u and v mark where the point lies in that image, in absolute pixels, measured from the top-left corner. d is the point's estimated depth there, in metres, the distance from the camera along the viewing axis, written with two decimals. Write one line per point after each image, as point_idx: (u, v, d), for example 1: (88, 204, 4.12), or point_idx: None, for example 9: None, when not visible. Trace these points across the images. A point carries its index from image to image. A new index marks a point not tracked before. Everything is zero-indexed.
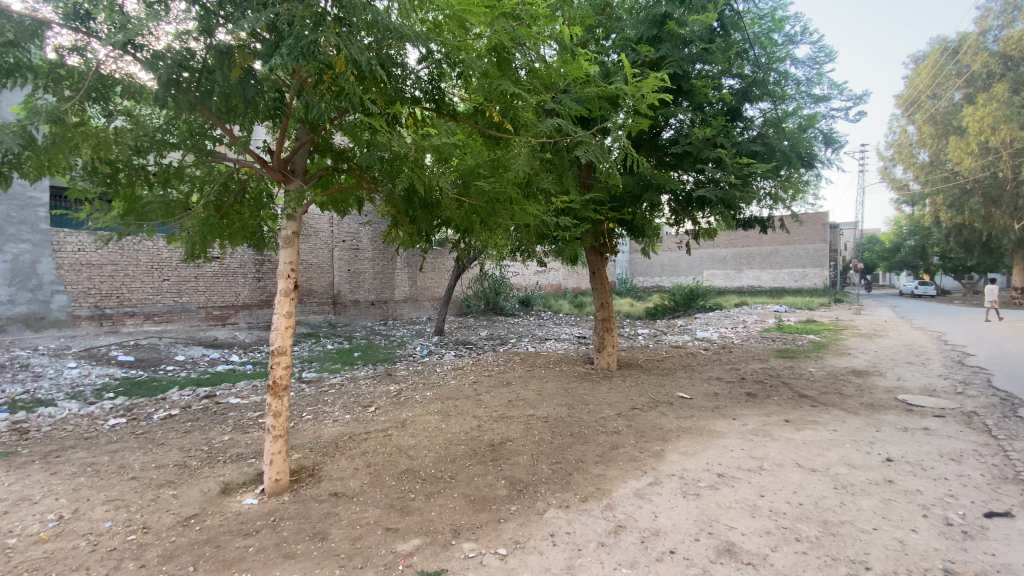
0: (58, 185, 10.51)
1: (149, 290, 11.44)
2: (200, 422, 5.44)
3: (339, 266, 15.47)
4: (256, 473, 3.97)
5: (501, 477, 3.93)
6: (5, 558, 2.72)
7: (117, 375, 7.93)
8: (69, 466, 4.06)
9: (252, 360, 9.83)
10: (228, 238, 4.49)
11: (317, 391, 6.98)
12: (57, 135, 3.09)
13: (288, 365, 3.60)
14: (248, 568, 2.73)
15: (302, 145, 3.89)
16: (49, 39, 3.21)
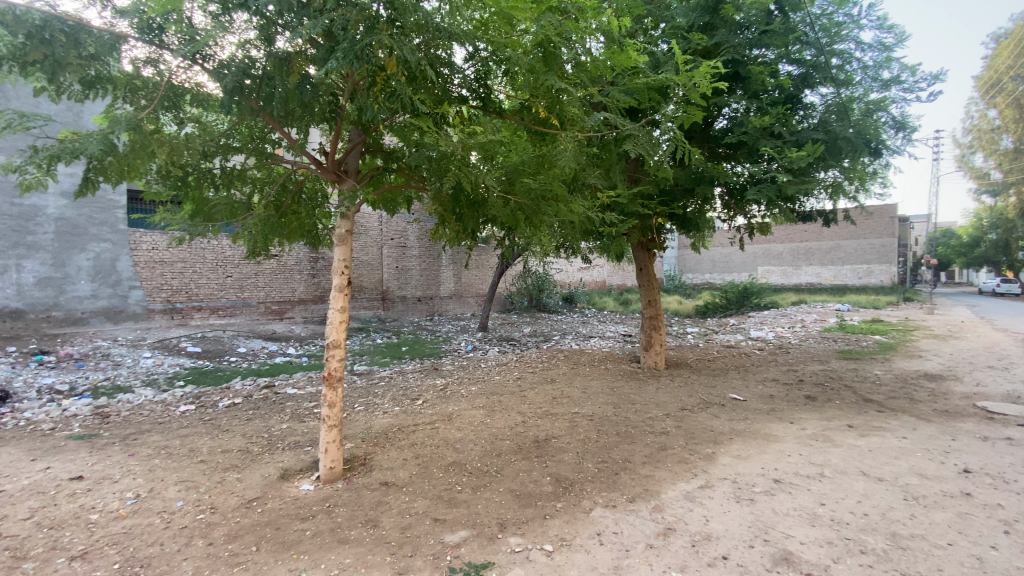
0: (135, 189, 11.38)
1: (214, 286, 12.16)
2: (260, 411, 5.76)
3: (388, 263, 15.94)
4: (311, 460, 4.16)
5: (547, 474, 3.92)
6: (91, 531, 2.97)
7: (186, 364, 8.52)
8: (146, 449, 4.40)
9: (307, 353, 10.28)
10: (287, 236, 4.70)
11: (368, 384, 7.23)
12: (136, 142, 3.25)
13: (342, 358, 3.73)
14: (305, 551, 2.86)
15: (355, 146, 4.03)
16: (123, 52, 3.47)
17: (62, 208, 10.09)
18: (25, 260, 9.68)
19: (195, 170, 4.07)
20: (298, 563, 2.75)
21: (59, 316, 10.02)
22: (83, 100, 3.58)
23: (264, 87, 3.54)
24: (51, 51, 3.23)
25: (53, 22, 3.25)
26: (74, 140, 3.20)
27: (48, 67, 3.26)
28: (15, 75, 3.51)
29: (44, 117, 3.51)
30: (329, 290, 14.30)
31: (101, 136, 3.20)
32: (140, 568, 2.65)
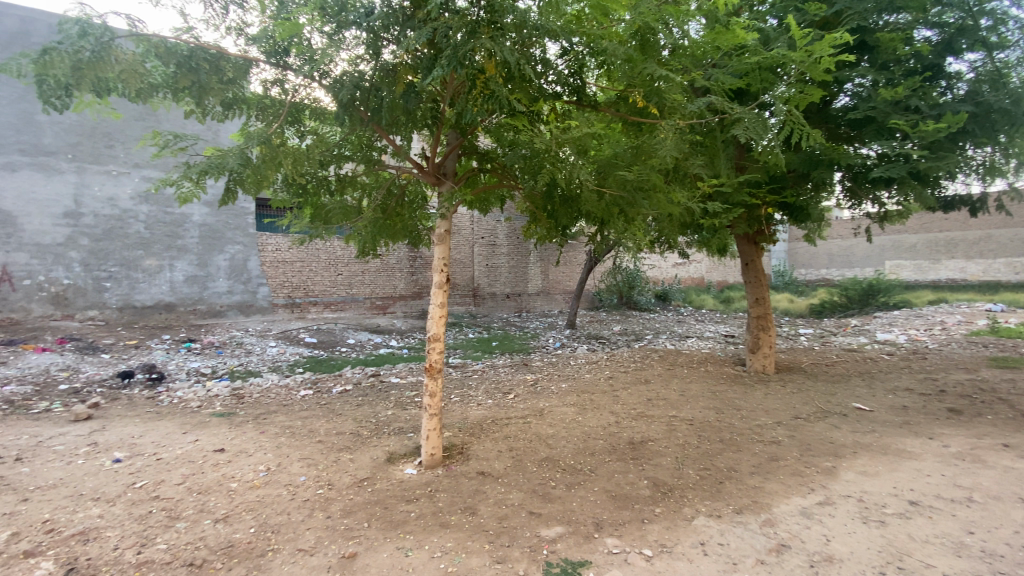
0: (264, 197, 12.81)
1: (327, 283, 13.31)
2: (368, 397, 6.24)
3: (478, 261, 16.45)
4: (414, 447, 4.41)
5: (643, 477, 3.80)
6: (232, 496, 3.39)
7: (304, 353, 9.47)
8: (274, 427, 4.95)
9: (407, 345, 10.94)
10: (391, 237, 5.01)
11: (463, 376, 7.53)
12: (267, 156, 3.66)
13: (441, 351, 3.90)
14: (411, 531, 3.03)
15: (453, 148, 4.18)
16: (253, 73, 3.90)
17: (204, 215, 11.64)
18: (176, 260, 11.34)
19: (313, 178, 4.46)
20: (405, 541, 2.92)
21: (204, 308, 11.61)
22: (223, 120, 4.06)
23: (373, 97, 3.80)
24: (198, 78, 3.72)
25: (198, 52, 3.72)
26: (217, 156, 3.64)
27: (195, 92, 3.75)
28: (170, 101, 4.07)
29: (192, 136, 4.03)
30: (425, 287, 15.05)
31: (238, 150, 3.57)
32: (271, 533, 2.98)
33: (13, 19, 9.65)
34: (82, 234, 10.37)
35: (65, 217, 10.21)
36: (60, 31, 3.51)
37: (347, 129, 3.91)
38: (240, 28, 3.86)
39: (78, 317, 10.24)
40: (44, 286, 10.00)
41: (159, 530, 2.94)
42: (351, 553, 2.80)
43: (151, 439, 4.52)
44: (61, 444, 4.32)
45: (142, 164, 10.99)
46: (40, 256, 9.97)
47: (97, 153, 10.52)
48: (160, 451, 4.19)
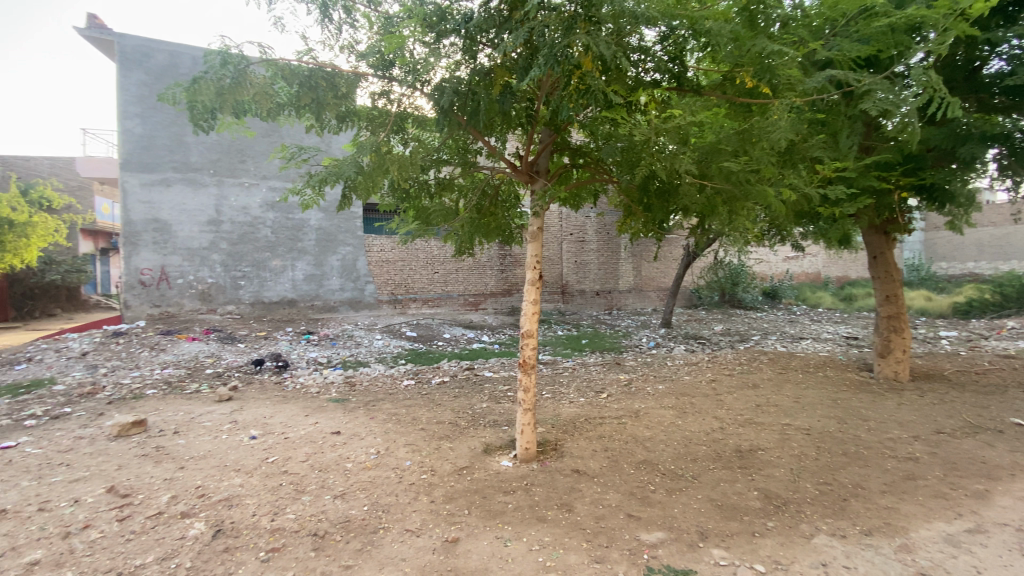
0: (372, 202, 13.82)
1: (425, 281, 14.02)
2: (464, 390, 6.49)
3: (568, 257, 16.33)
4: (509, 440, 4.51)
5: (753, 488, 3.54)
6: (347, 476, 3.70)
7: (406, 346, 10.08)
8: (381, 414, 5.33)
9: (498, 341, 11.21)
10: (486, 236, 5.15)
11: (554, 373, 7.55)
12: (375, 163, 3.93)
13: (535, 347, 3.94)
14: (509, 522, 3.10)
15: (547, 145, 4.19)
16: (361, 87, 4.19)
17: (319, 219, 12.81)
18: (297, 261, 12.62)
19: (417, 183, 4.69)
20: (504, 532, 3.00)
21: (319, 304, 12.83)
22: (337, 132, 4.41)
23: (470, 102, 3.89)
24: (316, 95, 4.09)
25: (317, 72, 4.11)
26: (335, 166, 4.00)
27: (314, 107, 4.12)
28: (293, 118, 4.50)
29: (313, 148, 4.45)
30: (515, 284, 15.29)
31: (353, 159, 3.94)
32: (381, 512, 3.20)
33: (165, 54, 11.32)
34: (222, 239, 11.92)
35: (209, 224, 11.81)
36: (205, 61, 4.00)
37: (446, 133, 4.06)
38: (351, 45, 4.15)
39: (219, 311, 11.81)
40: (193, 284, 11.66)
41: (288, 501, 3.28)
42: (453, 538, 2.91)
43: (279, 419, 5.08)
44: (209, 421, 5.01)
45: (269, 175, 12.35)
46: (190, 258, 11.63)
47: (233, 167, 12.01)
48: (286, 430, 4.69)
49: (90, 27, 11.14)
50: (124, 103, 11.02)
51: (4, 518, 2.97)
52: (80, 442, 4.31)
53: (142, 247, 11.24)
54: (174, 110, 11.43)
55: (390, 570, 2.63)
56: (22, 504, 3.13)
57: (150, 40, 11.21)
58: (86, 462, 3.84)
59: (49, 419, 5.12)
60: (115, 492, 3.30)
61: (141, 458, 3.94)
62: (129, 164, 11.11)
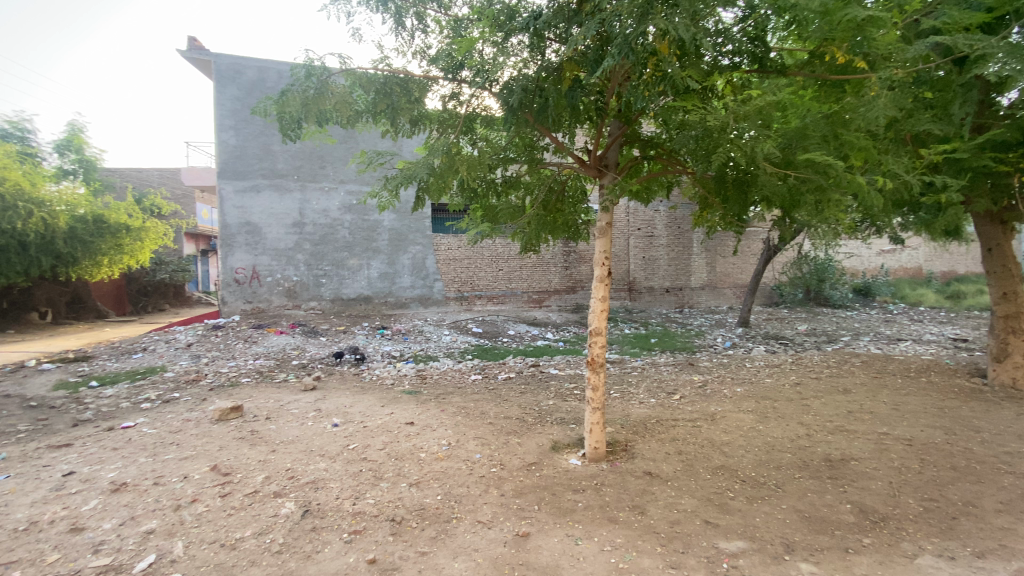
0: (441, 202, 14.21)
1: (491, 278, 14.23)
2: (531, 386, 6.53)
3: (636, 253, 15.88)
4: (577, 438, 4.47)
5: (845, 500, 3.27)
6: (421, 465, 3.84)
7: (472, 342, 10.30)
8: (451, 407, 5.48)
9: (563, 338, 11.16)
10: (553, 233, 5.13)
11: (623, 372, 7.40)
12: (447, 163, 4.01)
13: (603, 345, 3.87)
14: (579, 520, 3.08)
15: (617, 138, 4.09)
16: (432, 90, 4.32)
17: (391, 220, 13.38)
18: (371, 260, 13.26)
19: (485, 182, 4.71)
20: (574, 530, 2.98)
21: (391, 301, 13.42)
22: (409, 136, 4.55)
23: (538, 98, 3.87)
24: (391, 101, 4.26)
25: (391, 79, 4.28)
26: (408, 169, 4.13)
27: (389, 113, 4.29)
28: (370, 124, 4.71)
29: (388, 152, 4.63)
30: (580, 281, 15.14)
31: (425, 161, 4.04)
32: (454, 502, 3.29)
33: (254, 69, 12.30)
34: (304, 240, 12.77)
35: (293, 226, 12.70)
36: (292, 75, 4.28)
37: (514, 131, 4.07)
38: (422, 50, 4.27)
39: (303, 307, 12.68)
40: (280, 282, 12.59)
41: (367, 486, 3.46)
42: (524, 532, 2.93)
43: (358, 409, 5.37)
44: (296, 408, 5.39)
45: (346, 179, 13.06)
46: (277, 258, 12.57)
47: (314, 173, 12.82)
48: (364, 419, 4.95)
49: (191, 49, 12.32)
50: (220, 116, 12.11)
51: (129, 488, 3.35)
52: (188, 424, 4.79)
53: (237, 248, 12.29)
54: (262, 121, 12.40)
55: (464, 559, 2.69)
56: (142, 477, 3.53)
57: (241, 58, 12.23)
58: (193, 442, 4.27)
59: (163, 402, 5.75)
60: (218, 471, 3.63)
61: (239, 440, 4.32)
62: (225, 173, 12.19)
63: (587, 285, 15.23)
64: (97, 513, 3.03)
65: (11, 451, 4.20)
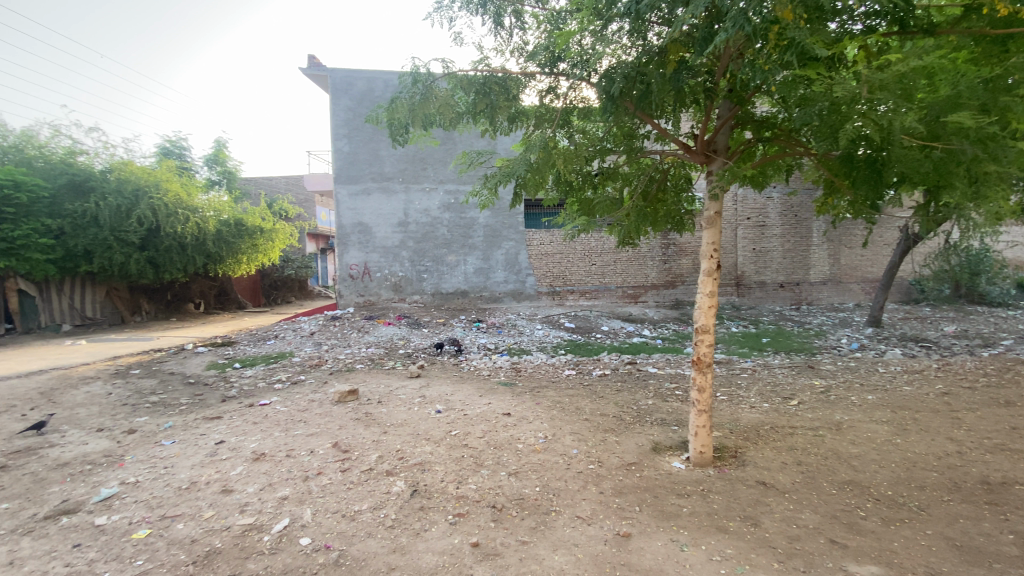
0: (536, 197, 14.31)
1: (584, 273, 14.05)
2: (628, 384, 6.34)
3: (744, 245, 14.71)
4: (680, 440, 4.27)
5: (1011, 532, 2.76)
6: (519, 456, 3.90)
7: (565, 337, 10.26)
8: (546, 401, 5.49)
9: (661, 336, 10.71)
10: (655, 225, 4.92)
11: (730, 373, 6.92)
12: (545, 157, 3.96)
13: (711, 344, 3.64)
14: (684, 526, 2.93)
15: (727, 120, 3.81)
16: (529, 86, 4.35)
17: (487, 217, 13.75)
18: (468, 255, 13.75)
19: (580, 175, 4.56)
20: (679, 535, 2.84)
21: (486, 295, 13.81)
22: (506, 133, 4.61)
23: (639, 84, 3.70)
24: (490, 100, 4.30)
25: (490, 78, 4.32)
26: (507, 166, 4.12)
27: (488, 112, 4.34)
28: (470, 125, 4.80)
29: (489, 151, 4.70)
30: (679, 275, 14.43)
31: (523, 157, 3.95)
32: (553, 495, 3.30)
33: (364, 81, 13.31)
34: (408, 238, 13.58)
35: (398, 225, 13.56)
36: (400, 83, 4.49)
37: (612, 121, 3.95)
38: (519, 47, 4.27)
39: (407, 300, 13.51)
40: (387, 277, 13.52)
41: (469, 472, 3.58)
42: (625, 532, 2.85)
43: (457, 398, 5.61)
44: (403, 394, 5.75)
45: (445, 179, 13.65)
46: (384, 255, 13.50)
47: (417, 175, 13.57)
48: (464, 408, 5.15)
49: (311, 66, 13.61)
50: (335, 126, 13.26)
51: (266, 458, 3.80)
52: (312, 404, 5.32)
53: (350, 247, 13.39)
54: (371, 128, 13.38)
55: (564, 553, 2.68)
56: (276, 449, 3.98)
57: (353, 71, 13.27)
58: (316, 420, 4.73)
59: (291, 384, 6.45)
60: (337, 448, 4.00)
61: (354, 421, 4.72)
62: (340, 178, 13.35)
63: (687, 280, 14.46)
64: (242, 478, 3.47)
65: (176, 420, 4.97)
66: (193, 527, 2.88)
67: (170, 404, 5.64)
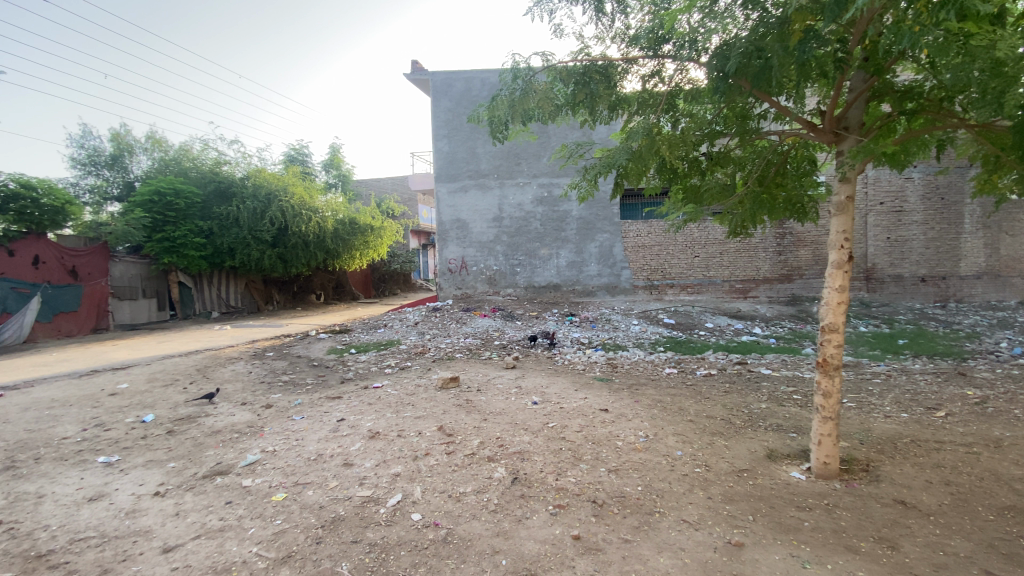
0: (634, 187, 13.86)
1: (684, 266, 13.34)
2: (737, 385, 5.93)
3: (875, 234, 13.01)
4: (800, 449, 3.90)
5: None
6: (619, 453, 3.81)
7: (664, 333, 9.84)
8: (646, 399, 5.31)
9: (774, 334, 9.87)
10: (772, 212, 4.52)
11: (859, 378, 6.19)
12: (648, 145, 3.77)
13: (839, 345, 3.28)
14: (806, 542, 2.67)
15: (862, 93, 3.42)
16: (631, 72, 4.20)
17: (580, 210, 13.59)
18: (561, 249, 13.71)
19: (687, 160, 4.29)
20: (800, 551, 2.59)
21: (579, 288, 13.69)
22: (605, 123, 4.48)
23: (757, 60, 3.39)
24: (590, 89, 4.19)
25: (590, 68, 4.20)
26: (607, 156, 3.99)
27: (588, 102, 4.24)
28: (568, 117, 4.72)
29: (588, 142, 4.59)
30: (796, 268, 13.17)
31: (625, 146, 3.80)
32: (656, 496, 3.18)
33: (462, 81, 13.77)
34: (503, 233, 13.86)
35: (493, 220, 13.90)
36: (500, 80, 4.51)
37: (723, 102, 3.69)
38: (622, 31, 4.10)
39: (502, 293, 13.82)
40: (483, 271, 13.93)
41: (568, 465, 3.58)
42: (738, 542, 2.67)
43: (554, 390, 5.63)
44: (502, 384, 5.91)
45: (539, 173, 13.71)
46: (480, 249, 13.92)
47: (511, 170, 13.79)
48: (561, 401, 5.15)
49: (414, 71, 14.36)
50: (436, 127, 13.90)
51: (379, 437, 4.11)
52: (418, 389, 5.66)
53: (449, 242, 13.97)
54: (469, 126, 13.82)
55: (669, 556, 2.57)
56: (388, 429, 4.29)
57: (452, 72, 13.79)
58: (422, 404, 5.02)
59: (398, 369, 6.92)
60: (442, 432, 4.21)
61: (457, 407, 4.93)
62: (440, 177, 13.99)
63: (805, 273, 13.15)
64: (360, 454, 3.79)
65: (304, 398, 5.55)
66: (320, 495, 3.20)
67: (298, 383, 6.32)
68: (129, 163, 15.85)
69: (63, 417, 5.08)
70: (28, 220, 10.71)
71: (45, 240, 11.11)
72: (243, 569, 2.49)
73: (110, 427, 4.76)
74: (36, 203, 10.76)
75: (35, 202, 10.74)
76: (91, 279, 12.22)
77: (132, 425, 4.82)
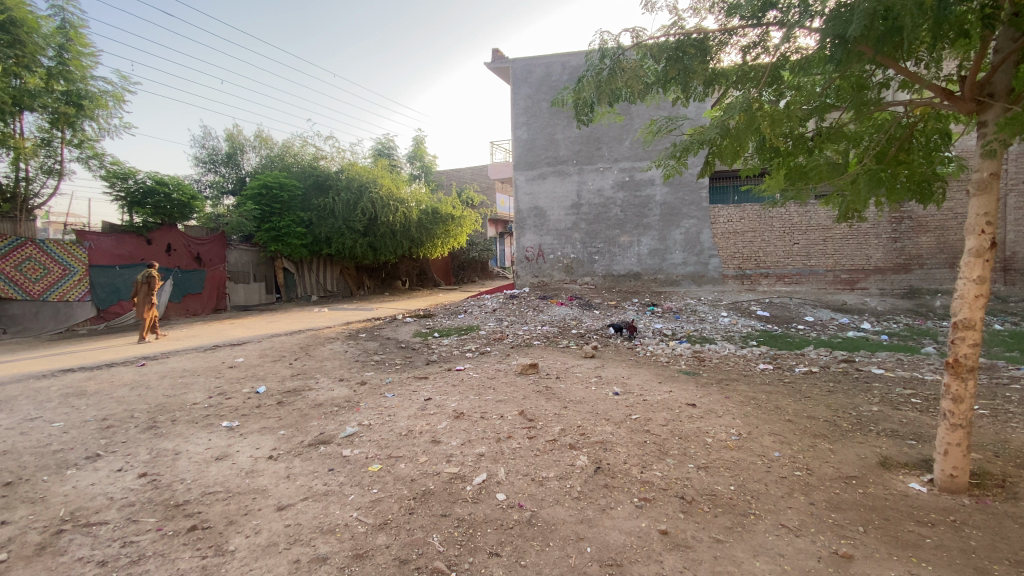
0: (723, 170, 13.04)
1: (781, 253, 12.35)
2: (842, 385, 5.42)
3: (1020, 218, 11.19)
4: (921, 459, 3.49)
5: None
6: (708, 450, 3.64)
7: (757, 326, 9.24)
8: (737, 395, 5.01)
9: (885, 330, 8.92)
10: (891, 192, 4.04)
11: (996, 382, 5.40)
12: (747, 122, 3.44)
13: (975, 344, 2.87)
14: (928, 560, 2.39)
15: (1010, 54, 2.93)
16: (730, 43, 3.90)
17: (664, 194, 13.05)
18: (642, 236, 13.28)
19: (791, 137, 3.91)
20: (920, 569, 2.33)
21: (662, 277, 13.19)
22: (698, 98, 4.20)
23: (882, 21, 2.98)
24: (684, 64, 3.94)
25: (684, 41, 3.92)
26: (699, 132, 3.72)
27: (681, 78, 3.99)
28: (658, 95, 4.47)
29: (680, 119, 4.30)
30: (915, 257, 11.76)
31: (719, 123, 3.52)
32: (751, 497, 3.01)
33: (541, 67, 13.72)
34: (581, 219, 13.70)
35: (571, 208, 13.76)
36: (587, 60, 4.31)
37: (838, 71, 3.33)
38: (720, 1, 3.81)
39: (579, 282, 13.68)
40: (560, 259, 13.87)
41: (653, 458, 3.49)
42: (845, 553, 2.45)
43: (636, 381, 5.50)
44: (582, 372, 5.88)
45: (621, 157, 13.32)
46: (558, 237, 13.85)
47: (591, 155, 13.54)
48: (644, 393, 5.01)
49: (494, 61, 14.51)
50: (515, 115, 14.01)
51: (463, 418, 4.25)
52: (499, 373, 5.81)
53: (527, 230, 14.05)
54: (549, 113, 13.78)
55: (767, 561, 2.42)
56: (471, 410, 4.43)
57: (532, 58, 13.78)
58: (503, 389, 5.12)
59: (479, 354, 7.08)
60: (523, 416, 4.27)
61: (537, 393, 4.98)
62: (519, 165, 14.13)
63: (926, 263, 11.70)
64: (447, 432, 3.96)
65: (394, 377, 5.89)
66: (411, 468, 3.38)
67: (388, 363, 6.72)
68: (240, 160, 17.59)
69: (192, 385, 5.79)
70: (162, 213, 12.17)
71: (176, 231, 12.62)
72: (345, 531, 2.70)
73: (230, 395, 5.36)
74: (168, 198, 12.27)
75: (167, 197, 12.24)
76: (212, 265, 13.72)
77: (248, 395, 5.39)
